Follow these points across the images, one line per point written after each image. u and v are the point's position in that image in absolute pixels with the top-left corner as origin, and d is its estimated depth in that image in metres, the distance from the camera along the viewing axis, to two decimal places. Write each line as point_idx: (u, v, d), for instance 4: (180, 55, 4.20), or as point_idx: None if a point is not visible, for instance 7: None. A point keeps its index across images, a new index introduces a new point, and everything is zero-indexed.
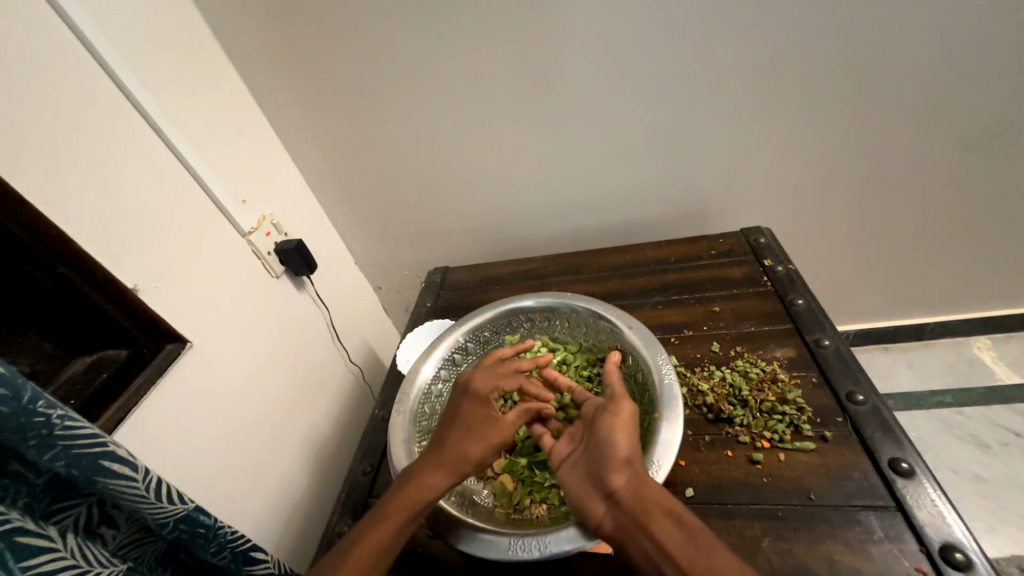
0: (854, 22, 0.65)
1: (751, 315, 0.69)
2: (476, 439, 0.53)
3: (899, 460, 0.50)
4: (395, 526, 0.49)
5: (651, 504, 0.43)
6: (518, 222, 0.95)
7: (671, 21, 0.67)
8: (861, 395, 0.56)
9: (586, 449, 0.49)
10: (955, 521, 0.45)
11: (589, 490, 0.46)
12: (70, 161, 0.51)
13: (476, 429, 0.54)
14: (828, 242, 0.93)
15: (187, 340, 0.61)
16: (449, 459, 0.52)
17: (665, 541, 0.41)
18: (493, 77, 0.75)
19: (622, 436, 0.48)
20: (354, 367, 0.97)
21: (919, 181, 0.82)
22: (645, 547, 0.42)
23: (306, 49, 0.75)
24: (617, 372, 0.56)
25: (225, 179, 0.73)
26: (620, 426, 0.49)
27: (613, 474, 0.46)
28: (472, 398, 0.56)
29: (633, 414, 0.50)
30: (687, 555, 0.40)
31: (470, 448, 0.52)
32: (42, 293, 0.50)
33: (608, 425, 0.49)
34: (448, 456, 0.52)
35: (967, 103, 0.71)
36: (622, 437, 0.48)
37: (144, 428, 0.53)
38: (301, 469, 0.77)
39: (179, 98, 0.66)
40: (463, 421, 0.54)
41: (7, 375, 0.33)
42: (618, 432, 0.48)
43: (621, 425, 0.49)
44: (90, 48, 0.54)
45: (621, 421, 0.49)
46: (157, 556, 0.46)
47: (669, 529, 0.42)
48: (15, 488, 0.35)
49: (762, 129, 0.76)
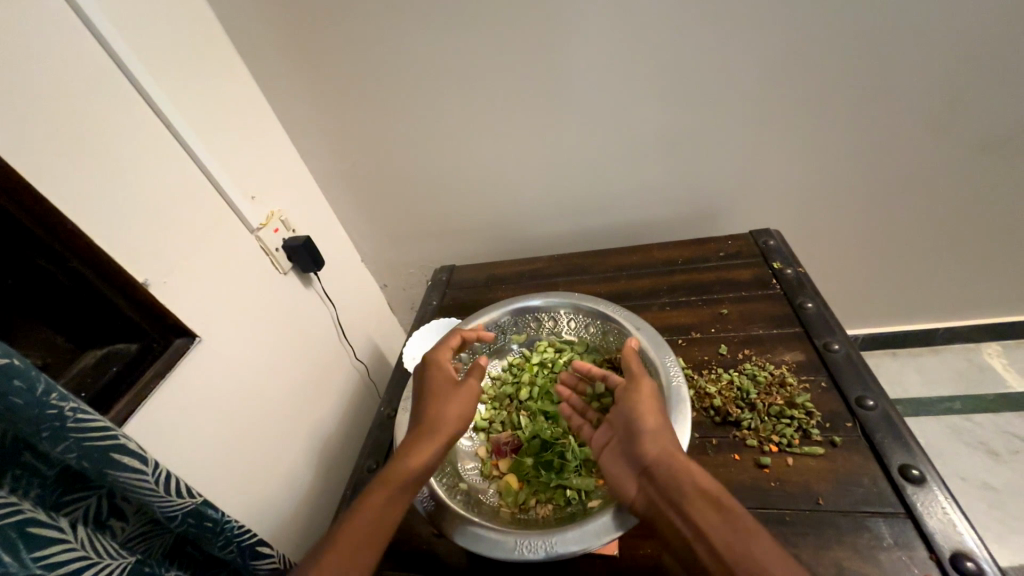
0: (868, 25, 0.64)
1: (760, 318, 0.69)
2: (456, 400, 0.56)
3: (910, 467, 0.50)
4: (398, 489, 0.49)
5: (687, 484, 0.44)
6: (525, 222, 0.94)
7: (683, 22, 0.66)
8: (871, 400, 0.56)
9: (620, 430, 0.51)
10: (966, 529, 0.45)
11: (625, 471, 0.48)
12: (83, 156, 0.51)
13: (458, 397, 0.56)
14: (837, 246, 0.93)
15: (196, 335, 0.61)
16: (440, 422, 0.53)
17: (699, 519, 0.42)
18: (503, 76, 0.74)
19: (651, 414, 0.49)
20: (360, 364, 0.97)
21: (931, 185, 0.81)
22: (679, 525, 0.42)
23: (317, 46, 0.75)
24: (634, 356, 0.57)
25: (235, 176, 0.73)
26: (646, 404, 0.50)
27: (645, 451, 0.47)
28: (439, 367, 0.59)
29: (654, 391, 0.52)
30: (721, 534, 0.40)
31: (450, 410, 0.55)
32: (55, 287, 0.51)
33: (634, 404, 0.50)
34: (436, 421, 0.53)
35: (983, 107, 0.71)
36: (649, 415, 0.49)
37: (153, 422, 0.54)
38: (306, 465, 0.77)
39: (190, 95, 0.66)
40: (437, 387, 0.57)
41: (22, 366, 0.33)
42: (644, 409, 0.50)
43: (649, 404, 0.50)
44: (104, 44, 0.54)
45: (648, 399, 0.51)
46: (165, 549, 0.46)
47: (705, 510, 0.42)
48: (28, 479, 0.35)
49: (772, 131, 0.76)
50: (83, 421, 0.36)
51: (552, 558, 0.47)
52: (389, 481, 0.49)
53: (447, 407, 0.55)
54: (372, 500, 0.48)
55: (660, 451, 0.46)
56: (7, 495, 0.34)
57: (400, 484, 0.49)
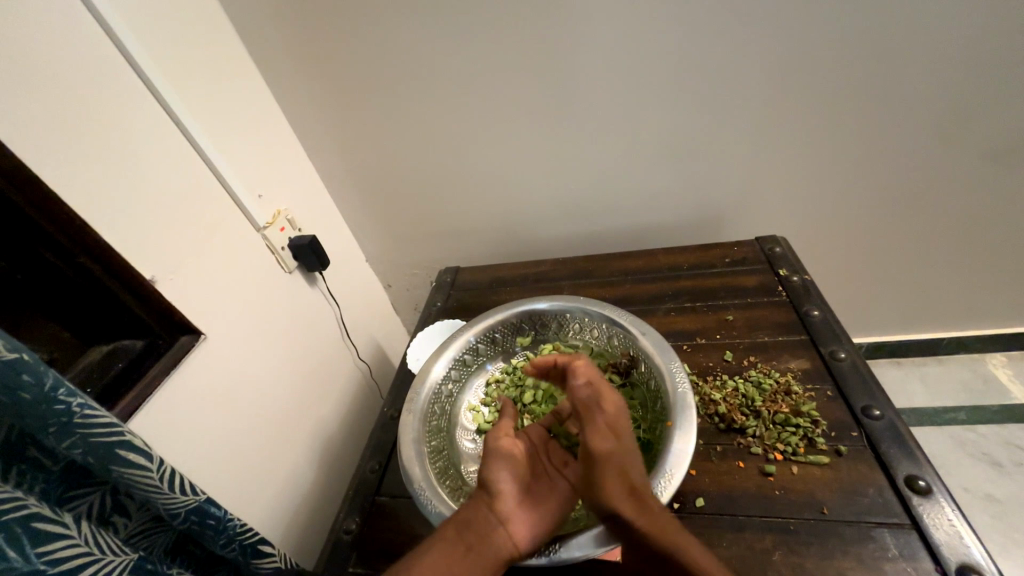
0: (876, 31, 0.64)
1: (765, 325, 0.68)
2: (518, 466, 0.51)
3: (916, 477, 0.49)
4: (474, 561, 0.44)
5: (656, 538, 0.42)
6: (530, 223, 0.94)
7: (693, 26, 0.66)
8: (877, 410, 0.56)
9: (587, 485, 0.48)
10: (972, 541, 0.45)
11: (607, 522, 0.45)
12: (91, 152, 0.51)
13: (491, 454, 0.52)
14: (844, 253, 0.92)
15: (200, 333, 0.61)
16: (507, 494, 0.48)
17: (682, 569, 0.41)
18: (512, 79, 0.74)
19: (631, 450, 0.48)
20: (363, 365, 0.97)
21: (940, 193, 0.81)
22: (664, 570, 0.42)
23: (323, 46, 0.75)
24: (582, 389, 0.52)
25: (242, 175, 0.73)
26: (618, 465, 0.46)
27: (610, 486, 0.45)
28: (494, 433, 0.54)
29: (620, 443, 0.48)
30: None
31: (499, 473, 0.50)
32: (61, 280, 0.50)
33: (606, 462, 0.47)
34: (493, 485, 0.49)
35: (991, 118, 0.70)
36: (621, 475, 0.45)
37: (156, 418, 0.53)
38: (309, 463, 0.77)
39: (200, 93, 0.67)
40: (486, 452, 0.52)
41: (30, 361, 0.33)
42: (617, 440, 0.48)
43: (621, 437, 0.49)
44: (116, 41, 0.55)
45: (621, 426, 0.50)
46: (167, 547, 0.46)
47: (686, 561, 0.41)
48: (32, 474, 0.36)
49: (777, 137, 0.76)
50: (89, 416, 0.36)
51: (554, 563, 0.47)
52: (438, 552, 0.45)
53: (507, 474, 0.50)
54: (429, 558, 0.44)
55: (628, 491, 0.44)
56: (13, 489, 0.34)
57: (476, 558, 0.45)
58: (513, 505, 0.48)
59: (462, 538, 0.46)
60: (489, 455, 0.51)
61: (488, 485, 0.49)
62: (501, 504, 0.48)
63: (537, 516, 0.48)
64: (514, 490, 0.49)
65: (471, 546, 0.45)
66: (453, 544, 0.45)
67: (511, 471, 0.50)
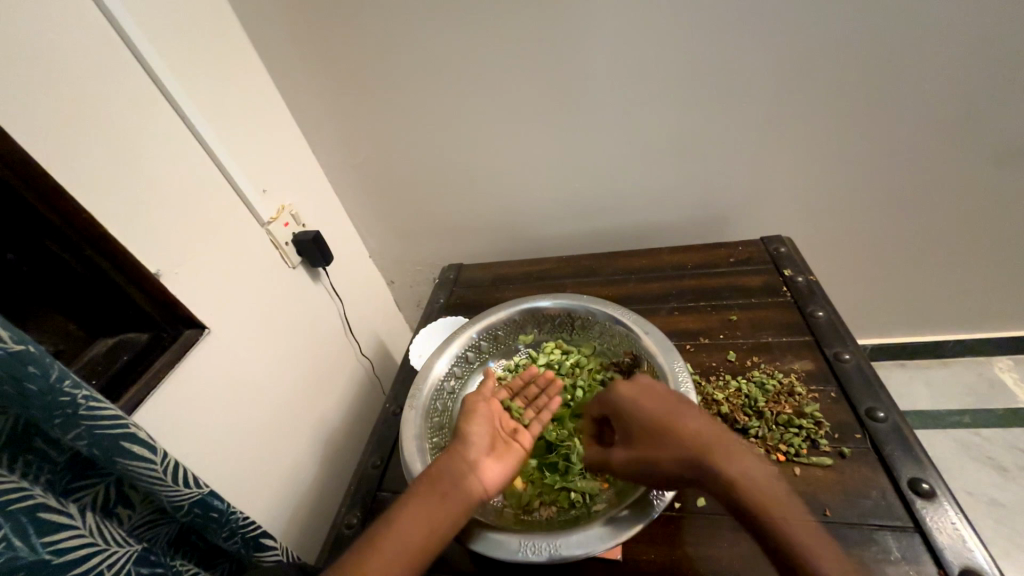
0: (884, 32, 0.63)
1: (769, 325, 0.68)
2: (490, 423, 0.54)
3: (920, 481, 0.49)
4: (448, 506, 0.47)
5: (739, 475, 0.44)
6: (534, 221, 0.94)
7: (699, 26, 0.66)
8: (881, 412, 0.55)
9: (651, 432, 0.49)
10: (976, 545, 0.44)
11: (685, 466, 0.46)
12: (97, 147, 0.52)
13: (467, 411, 0.55)
14: (850, 254, 0.92)
15: (204, 326, 0.61)
16: (477, 444, 0.51)
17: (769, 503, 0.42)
18: (517, 76, 0.74)
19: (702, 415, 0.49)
20: (366, 360, 0.98)
21: (949, 194, 0.80)
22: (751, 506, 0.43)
23: (330, 43, 0.75)
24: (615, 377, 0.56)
25: (248, 170, 0.74)
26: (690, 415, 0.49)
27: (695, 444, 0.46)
28: (475, 395, 0.57)
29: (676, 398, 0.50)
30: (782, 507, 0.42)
31: (473, 427, 0.52)
32: (69, 275, 0.51)
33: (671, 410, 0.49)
34: (465, 437, 0.51)
35: (1003, 120, 0.70)
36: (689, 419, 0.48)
37: (160, 412, 0.54)
38: (311, 457, 0.77)
39: (206, 89, 0.67)
40: (464, 408, 0.55)
41: (37, 353, 0.33)
42: (683, 419, 0.48)
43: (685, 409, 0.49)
44: (124, 38, 0.55)
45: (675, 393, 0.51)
46: (170, 538, 0.47)
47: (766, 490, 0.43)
48: (39, 464, 0.36)
49: (783, 137, 0.75)
50: (94, 408, 0.36)
51: (556, 561, 0.47)
52: (415, 502, 0.47)
53: (480, 428, 0.53)
54: (405, 509, 0.47)
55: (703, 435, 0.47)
56: (19, 480, 0.34)
57: (451, 504, 0.47)
58: (481, 454, 0.51)
59: (435, 487, 0.48)
60: (465, 414, 0.54)
61: (457, 438, 0.52)
62: (470, 453, 0.50)
63: (503, 462, 0.51)
64: (484, 442, 0.52)
65: (444, 494, 0.47)
66: (427, 495, 0.47)
67: (481, 425, 0.53)
